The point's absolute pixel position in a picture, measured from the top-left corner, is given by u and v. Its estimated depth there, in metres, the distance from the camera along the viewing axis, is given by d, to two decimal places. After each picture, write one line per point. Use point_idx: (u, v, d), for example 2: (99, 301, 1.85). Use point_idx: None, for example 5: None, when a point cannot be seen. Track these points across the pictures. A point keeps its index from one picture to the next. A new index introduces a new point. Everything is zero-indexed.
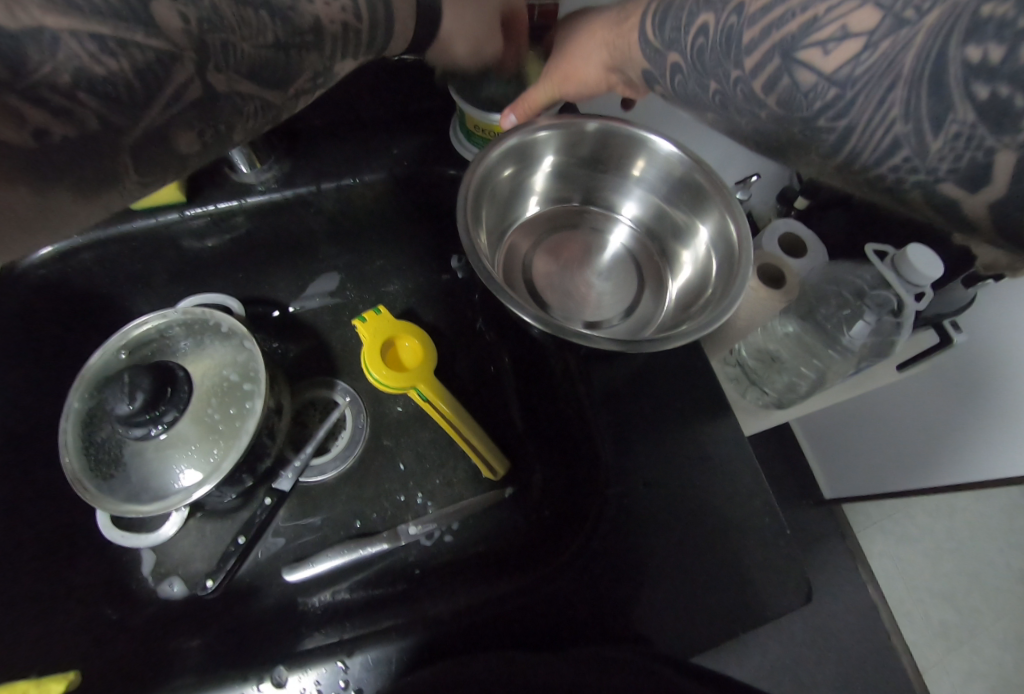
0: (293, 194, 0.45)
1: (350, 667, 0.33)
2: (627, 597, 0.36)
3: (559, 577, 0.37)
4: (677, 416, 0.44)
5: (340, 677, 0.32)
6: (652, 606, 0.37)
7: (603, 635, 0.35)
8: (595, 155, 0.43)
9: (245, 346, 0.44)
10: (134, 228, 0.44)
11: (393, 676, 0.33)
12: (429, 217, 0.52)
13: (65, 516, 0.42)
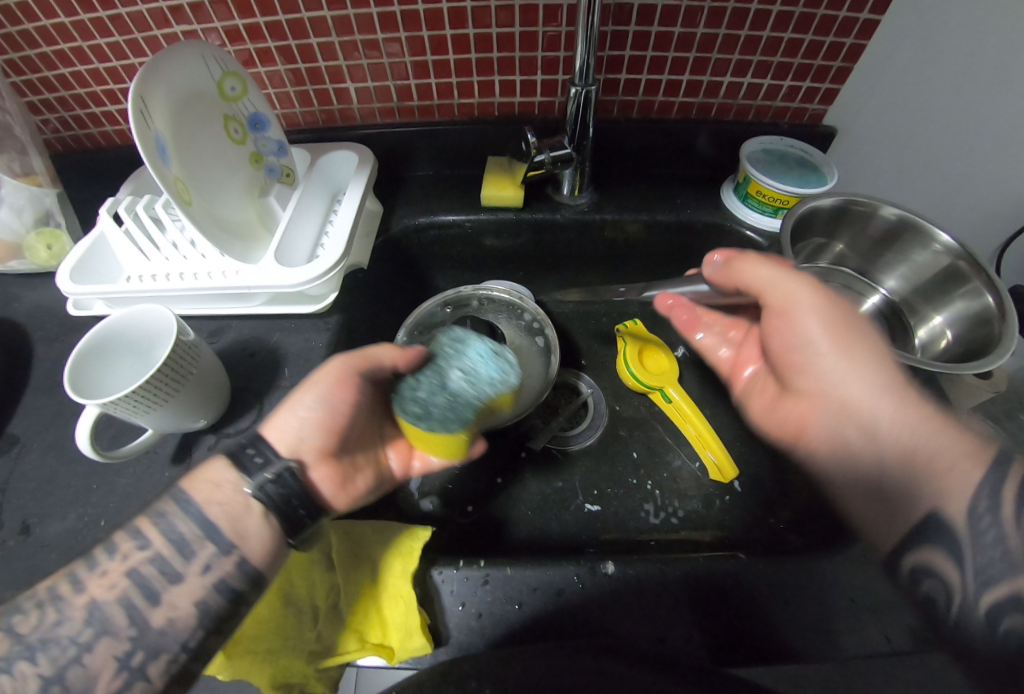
0: (598, 217, 0.57)
1: (490, 580, 0.36)
2: (782, 616, 0.35)
3: (711, 563, 0.37)
4: None
5: (482, 588, 0.35)
6: (811, 629, 0.34)
7: (734, 651, 0.33)
8: (883, 235, 0.51)
9: (542, 334, 0.55)
10: (473, 218, 0.57)
11: (543, 605, 0.35)
12: (680, 258, 0.60)
13: None
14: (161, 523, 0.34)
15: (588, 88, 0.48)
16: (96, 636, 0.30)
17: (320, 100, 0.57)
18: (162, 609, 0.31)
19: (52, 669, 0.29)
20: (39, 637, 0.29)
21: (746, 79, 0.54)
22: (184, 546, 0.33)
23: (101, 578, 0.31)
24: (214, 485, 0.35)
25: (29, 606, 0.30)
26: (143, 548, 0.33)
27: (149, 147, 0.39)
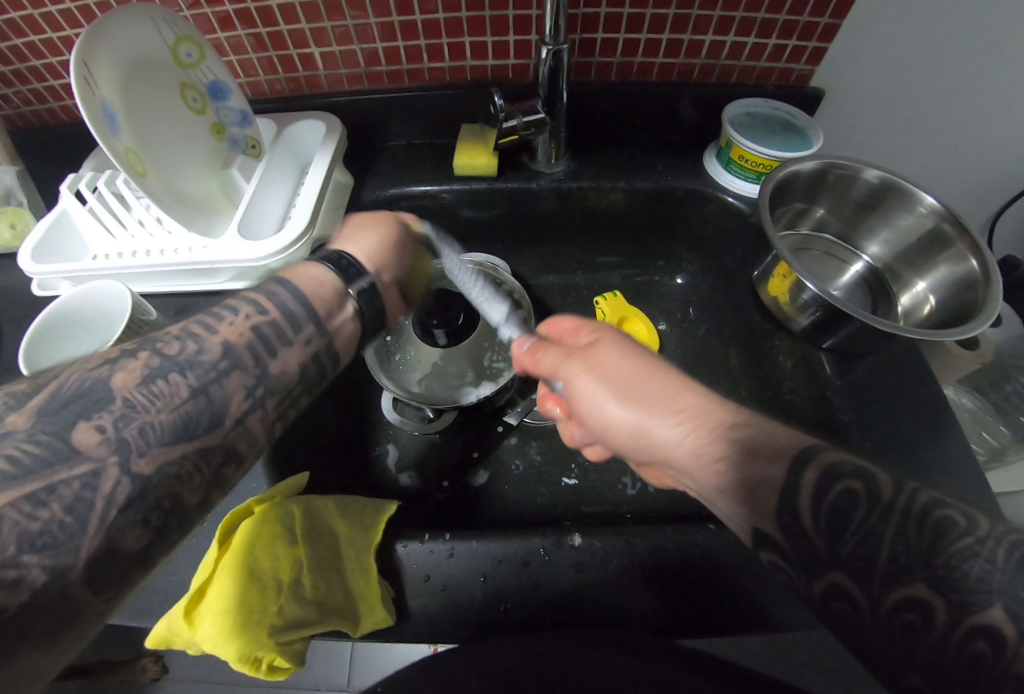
0: (575, 185, 0.55)
1: (455, 554, 0.36)
2: (756, 582, 0.35)
3: (694, 533, 0.36)
4: (927, 426, 0.41)
5: (446, 564, 0.35)
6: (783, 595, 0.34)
7: (714, 622, 0.34)
8: (867, 200, 0.49)
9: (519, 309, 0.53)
10: (446, 189, 0.55)
11: (509, 582, 0.35)
12: (662, 229, 0.59)
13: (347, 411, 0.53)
14: (265, 293, 0.35)
15: (560, 49, 0.45)
16: (228, 367, 0.31)
17: (284, 66, 0.54)
18: (280, 361, 0.34)
19: (199, 382, 0.29)
20: (185, 358, 0.30)
21: (730, 37, 0.52)
22: (296, 320, 0.35)
23: (230, 326, 0.32)
24: (305, 272, 0.38)
25: (166, 338, 0.30)
26: (261, 312, 0.34)
27: (97, 117, 0.37)
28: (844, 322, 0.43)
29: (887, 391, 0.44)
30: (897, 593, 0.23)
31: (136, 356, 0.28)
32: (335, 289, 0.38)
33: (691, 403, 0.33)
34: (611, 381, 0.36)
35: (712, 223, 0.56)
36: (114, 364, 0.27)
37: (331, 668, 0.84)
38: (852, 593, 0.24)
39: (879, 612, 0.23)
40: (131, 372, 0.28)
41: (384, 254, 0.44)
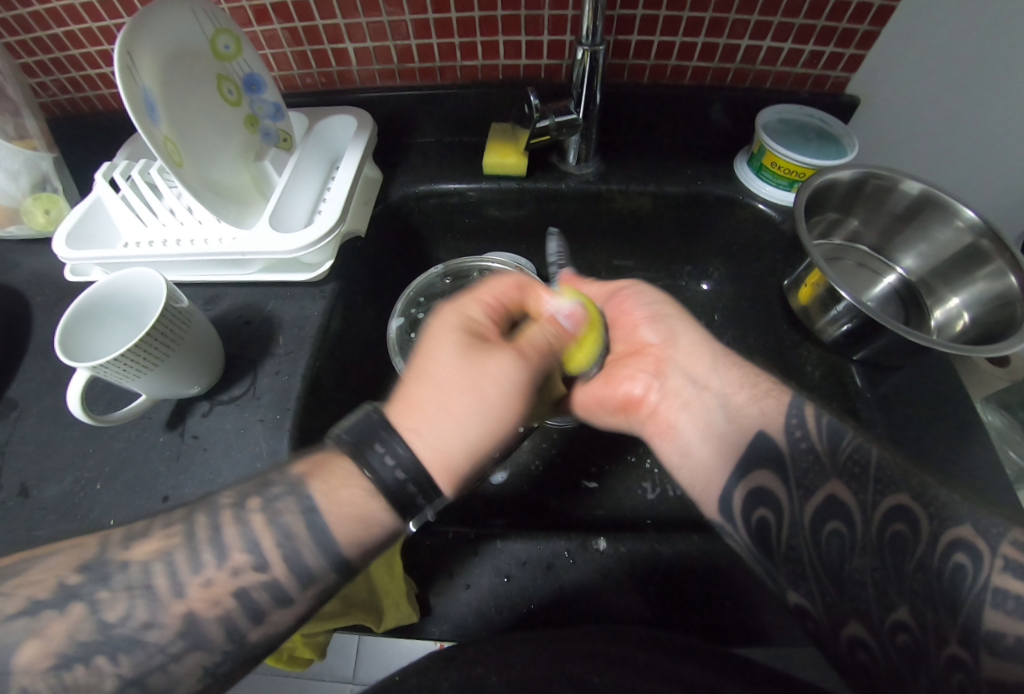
0: (604, 187, 0.55)
1: (479, 553, 0.36)
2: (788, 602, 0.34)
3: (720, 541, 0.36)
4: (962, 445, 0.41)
5: (468, 563, 0.35)
6: None
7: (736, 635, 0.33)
8: (904, 211, 0.48)
9: None
10: (475, 187, 0.55)
11: (531, 585, 0.35)
12: (689, 233, 0.58)
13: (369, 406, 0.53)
14: (276, 525, 0.28)
15: (596, 50, 0.45)
16: (184, 646, 0.26)
17: (318, 60, 0.55)
18: (265, 626, 0.28)
19: (133, 671, 0.25)
20: (122, 635, 0.26)
21: (766, 42, 0.51)
22: (301, 572, 0.28)
23: (202, 589, 0.27)
24: (341, 495, 0.29)
25: (116, 584, 0.27)
26: (257, 568, 0.28)
27: (139, 106, 0.38)
28: (876, 334, 0.42)
29: (917, 407, 0.43)
30: (885, 504, 0.29)
31: (67, 613, 0.26)
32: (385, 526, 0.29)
33: (736, 374, 0.39)
34: (655, 317, 0.45)
35: (740, 229, 0.55)
36: (31, 625, 0.25)
37: (337, 660, 0.86)
38: (848, 504, 0.30)
39: (872, 524, 0.29)
40: (46, 641, 0.25)
41: (466, 460, 0.31)
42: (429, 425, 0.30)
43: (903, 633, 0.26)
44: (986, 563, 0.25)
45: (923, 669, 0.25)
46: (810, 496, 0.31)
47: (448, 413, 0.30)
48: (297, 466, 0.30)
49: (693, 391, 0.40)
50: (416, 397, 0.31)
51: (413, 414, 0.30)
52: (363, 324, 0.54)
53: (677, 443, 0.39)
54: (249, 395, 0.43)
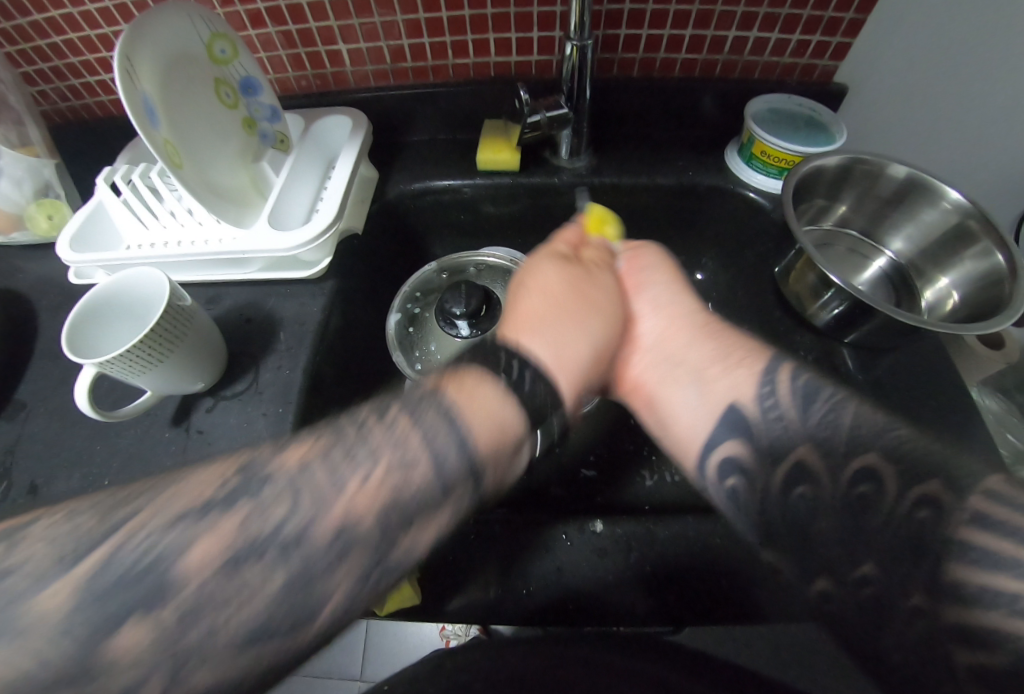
0: (596, 179, 0.55)
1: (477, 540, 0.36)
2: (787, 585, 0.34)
3: (714, 521, 0.37)
4: (955, 423, 0.41)
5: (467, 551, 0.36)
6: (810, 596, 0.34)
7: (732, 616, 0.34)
8: (892, 194, 0.49)
9: None
10: (469, 183, 0.56)
11: (529, 569, 0.36)
12: (682, 224, 0.59)
13: (370, 400, 0.53)
14: (426, 429, 0.29)
15: (585, 44, 0.46)
16: (335, 558, 0.25)
17: (312, 63, 0.56)
18: (410, 536, 0.27)
19: (293, 580, 0.24)
20: (258, 538, 0.24)
21: (752, 33, 0.52)
22: (443, 481, 0.28)
23: (361, 489, 0.26)
24: (476, 394, 0.31)
25: (269, 491, 0.26)
26: (406, 467, 0.28)
27: (139, 109, 0.39)
28: (868, 317, 0.43)
29: (911, 388, 0.44)
30: (858, 465, 0.30)
31: (224, 516, 0.25)
32: (514, 435, 0.31)
33: (711, 347, 0.40)
34: (652, 301, 0.44)
35: (733, 218, 0.56)
36: (191, 527, 0.24)
37: (345, 657, 0.87)
38: (815, 471, 0.32)
39: (840, 487, 0.30)
40: (217, 538, 0.24)
41: (583, 366, 0.37)
42: (545, 335, 0.35)
43: (869, 588, 0.28)
44: (949, 517, 0.27)
45: (891, 623, 0.27)
46: (776, 471, 0.33)
47: (560, 331, 0.36)
48: (428, 382, 0.32)
49: (669, 368, 0.41)
50: (529, 313, 0.37)
51: (529, 326, 0.36)
52: (362, 320, 0.54)
53: (657, 418, 0.41)
54: (252, 390, 0.44)
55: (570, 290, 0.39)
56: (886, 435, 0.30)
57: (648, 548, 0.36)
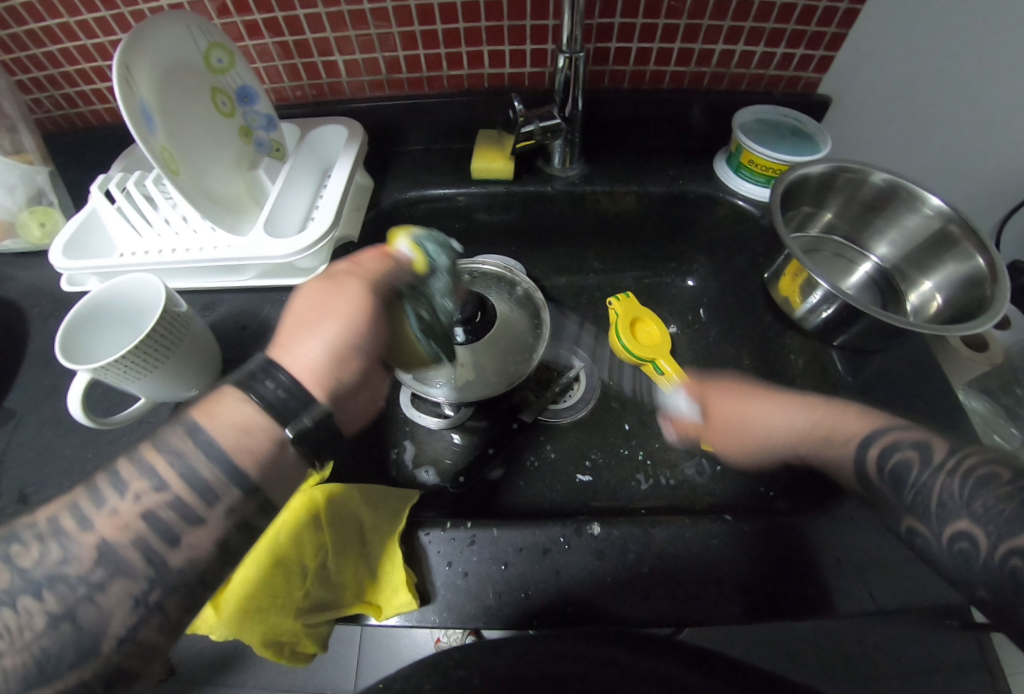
0: (588, 187, 0.56)
1: (476, 539, 0.36)
2: (782, 585, 0.35)
3: (710, 521, 0.37)
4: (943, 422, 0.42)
5: (465, 555, 0.36)
6: (810, 597, 0.34)
7: (730, 615, 0.34)
8: (875, 202, 0.50)
9: (538, 304, 0.53)
10: (464, 191, 0.57)
11: (528, 573, 0.35)
12: (672, 230, 0.60)
13: None
14: (171, 454, 0.30)
15: (576, 57, 0.47)
16: (108, 574, 0.27)
17: (308, 73, 0.56)
18: (183, 548, 0.28)
19: (60, 605, 0.26)
20: (45, 573, 0.27)
21: (738, 47, 0.54)
22: (205, 490, 0.29)
23: (110, 516, 0.28)
24: (223, 410, 0.30)
25: (28, 537, 0.28)
26: (159, 490, 0.29)
27: (135, 116, 0.39)
28: (855, 319, 0.44)
29: (900, 389, 0.44)
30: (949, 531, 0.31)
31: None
32: (266, 436, 0.30)
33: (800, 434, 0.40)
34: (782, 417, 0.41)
35: (722, 225, 0.57)
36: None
37: (338, 668, 0.86)
38: None
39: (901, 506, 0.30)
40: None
41: (335, 368, 0.34)
42: (318, 332, 0.34)
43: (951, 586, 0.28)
44: None
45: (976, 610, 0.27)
46: None
47: (328, 310, 0.35)
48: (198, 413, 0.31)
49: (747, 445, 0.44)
50: (302, 309, 0.35)
51: (291, 340, 0.34)
52: None
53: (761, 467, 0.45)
54: None
55: (316, 296, 0.36)
56: (974, 504, 0.31)
57: (646, 552, 0.36)
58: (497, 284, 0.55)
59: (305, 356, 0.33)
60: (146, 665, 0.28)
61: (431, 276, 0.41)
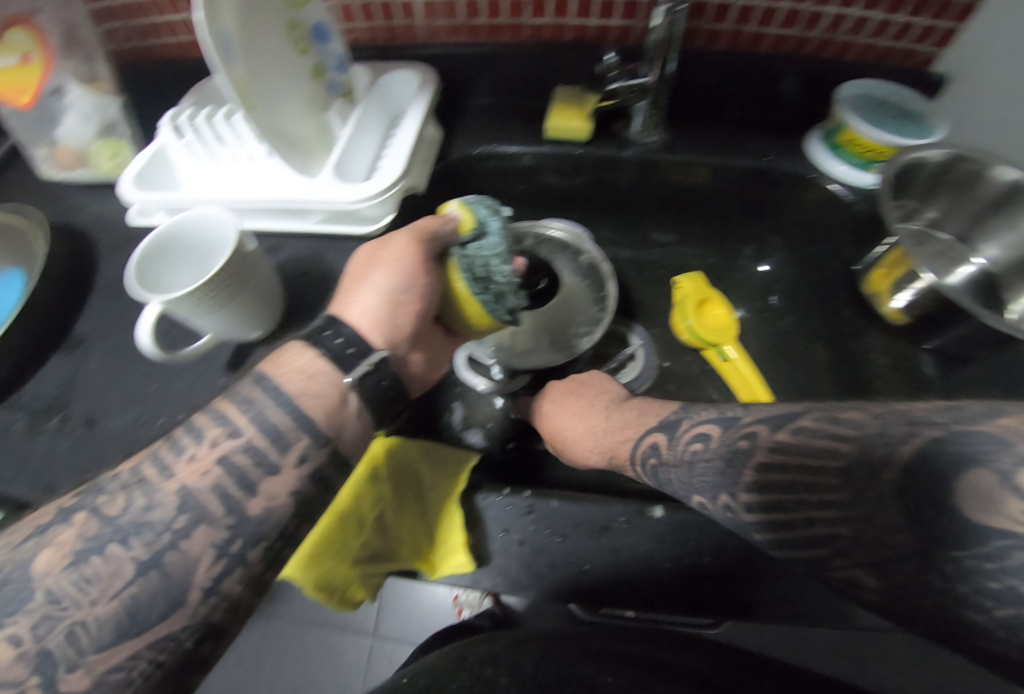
0: (667, 155, 0.53)
1: (536, 509, 0.35)
2: None
3: None
4: None
5: (524, 524, 0.35)
6: (881, 604, 0.33)
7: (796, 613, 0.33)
8: (992, 195, 0.45)
9: (603, 273, 0.51)
10: (534, 151, 0.54)
11: (590, 550, 0.34)
12: (750, 210, 0.56)
13: None
14: (239, 402, 0.31)
15: (677, 10, 0.43)
16: (191, 523, 0.28)
17: (383, 14, 0.54)
18: (261, 498, 0.29)
19: (148, 552, 0.27)
20: (131, 520, 0.27)
21: (855, 10, 0.48)
22: (278, 438, 0.30)
23: (190, 463, 0.29)
24: (286, 360, 0.32)
25: (112, 488, 0.29)
26: (232, 436, 0.30)
27: (216, 45, 0.37)
28: (958, 323, 0.40)
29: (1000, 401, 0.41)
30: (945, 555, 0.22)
31: (73, 523, 0.27)
32: (332, 383, 0.32)
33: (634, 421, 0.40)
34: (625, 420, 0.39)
35: (808, 209, 0.53)
36: (40, 541, 0.27)
37: (361, 613, 0.89)
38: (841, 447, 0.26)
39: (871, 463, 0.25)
40: (59, 547, 0.27)
41: (397, 318, 0.36)
42: (370, 283, 0.37)
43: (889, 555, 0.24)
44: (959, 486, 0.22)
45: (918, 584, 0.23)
46: None
47: (376, 259, 0.37)
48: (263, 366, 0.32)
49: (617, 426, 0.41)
50: (357, 268, 0.39)
51: (349, 294, 0.37)
52: None
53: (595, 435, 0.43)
54: None
55: (365, 258, 0.39)
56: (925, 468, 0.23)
57: (713, 543, 0.34)
58: (562, 249, 0.52)
59: (365, 311, 0.36)
60: (235, 617, 0.29)
61: (479, 235, 0.40)
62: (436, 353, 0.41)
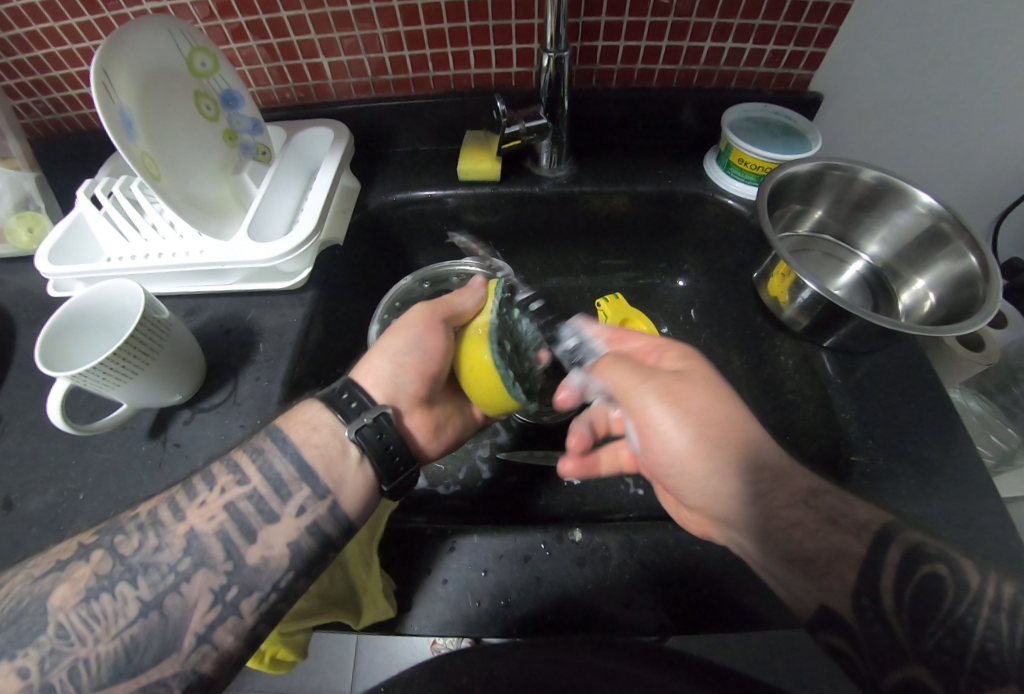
0: (575, 188, 0.56)
1: (459, 548, 0.36)
2: (764, 591, 0.34)
3: (694, 527, 0.37)
4: (933, 423, 0.41)
5: (451, 563, 0.35)
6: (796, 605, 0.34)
7: (716, 620, 0.34)
8: (863, 199, 0.50)
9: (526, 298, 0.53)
10: (450, 193, 0.56)
11: (514, 579, 0.35)
12: (661, 231, 0.59)
13: None
14: (258, 458, 0.34)
15: (561, 56, 0.46)
16: (192, 566, 0.30)
17: (294, 76, 0.56)
18: (260, 546, 0.32)
19: (150, 593, 0.29)
20: (140, 560, 0.30)
21: (728, 44, 0.53)
22: (281, 486, 0.33)
23: (199, 508, 0.32)
24: (309, 415, 0.37)
25: (129, 528, 0.31)
26: (240, 484, 0.33)
27: (115, 123, 0.39)
28: (844, 322, 0.43)
29: (894, 390, 0.44)
30: (892, 677, 0.28)
31: (89, 559, 0.29)
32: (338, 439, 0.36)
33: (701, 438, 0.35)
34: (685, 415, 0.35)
35: (711, 225, 0.57)
36: (53, 577, 0.29)
37: (334, 672, 0.86)
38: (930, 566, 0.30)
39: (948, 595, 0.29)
40: (73, 582, 0.29)
41: (404, 380, 0.41)
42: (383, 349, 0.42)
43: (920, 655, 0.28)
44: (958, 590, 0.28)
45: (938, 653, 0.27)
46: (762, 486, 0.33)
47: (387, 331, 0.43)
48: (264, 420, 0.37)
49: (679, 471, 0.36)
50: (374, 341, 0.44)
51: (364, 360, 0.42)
52: (344, 328, 0.54)
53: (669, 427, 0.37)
54: (230, 401, 0.44)
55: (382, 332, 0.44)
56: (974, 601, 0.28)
57: (630, 559, 0.35)
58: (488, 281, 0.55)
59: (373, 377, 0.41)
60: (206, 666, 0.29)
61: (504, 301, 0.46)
62: (446, 424, 0.45)
